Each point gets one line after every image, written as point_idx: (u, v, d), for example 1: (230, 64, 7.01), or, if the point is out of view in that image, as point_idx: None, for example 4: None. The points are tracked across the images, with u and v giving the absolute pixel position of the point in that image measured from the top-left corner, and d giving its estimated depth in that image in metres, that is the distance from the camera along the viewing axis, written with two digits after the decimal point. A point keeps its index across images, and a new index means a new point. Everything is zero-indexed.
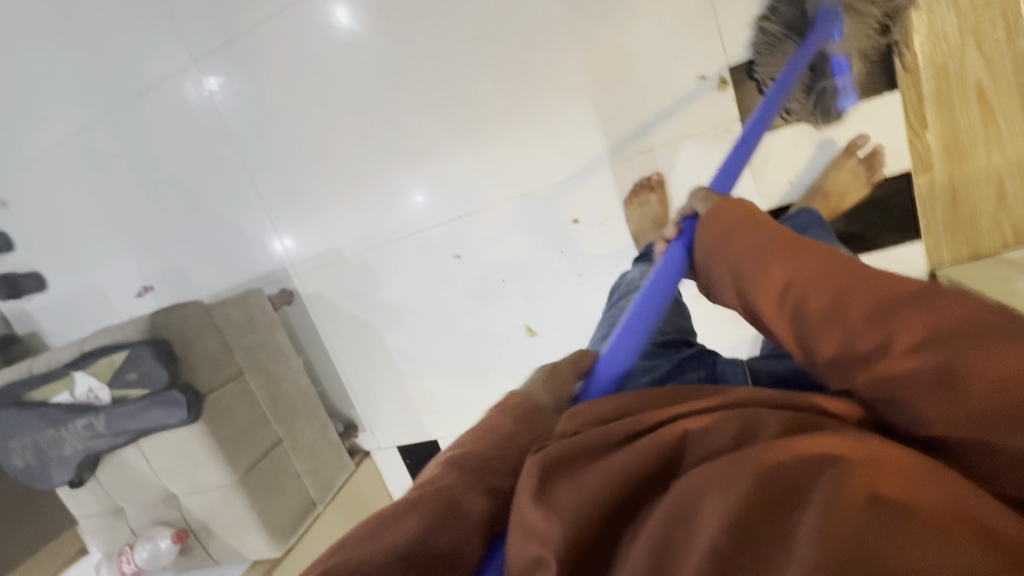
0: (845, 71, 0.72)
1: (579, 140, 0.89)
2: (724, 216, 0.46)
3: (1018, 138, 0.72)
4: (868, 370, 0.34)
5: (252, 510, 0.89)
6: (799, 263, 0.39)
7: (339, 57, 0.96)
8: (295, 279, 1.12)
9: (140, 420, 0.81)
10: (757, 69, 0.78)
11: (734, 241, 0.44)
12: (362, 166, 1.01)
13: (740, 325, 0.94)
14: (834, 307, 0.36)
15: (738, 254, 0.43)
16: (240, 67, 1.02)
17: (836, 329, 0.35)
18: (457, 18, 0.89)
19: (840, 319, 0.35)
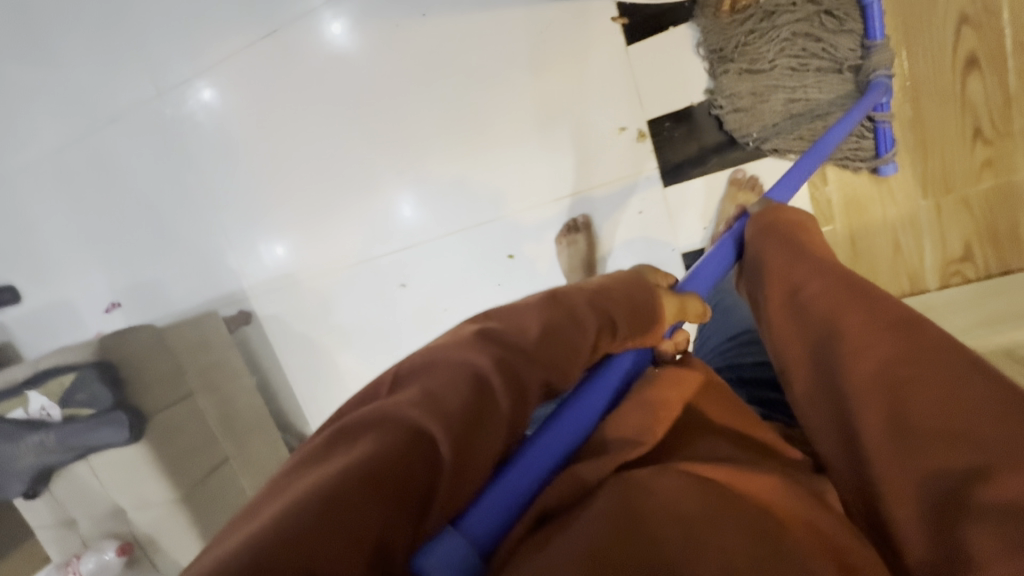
0: (890, 145, 0.74)
1: (517, 180, 0.94)
2: (777, 214, 0.53)
3: (909, 196, 0.78)
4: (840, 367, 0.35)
5: (194, 526, 0.93)
6: (806, 269, 0.43)
7: (313, 83, 1.00)
8: (253, 301, 1.17)
9: (87, 438, 0.86)
10: (739, 135, 0.81)
11: (767, 250, 0.48)
12: (316, 198, 1.07)
13: None
14: (824, 298, 0.39)
15: (763, 262, 0.48)
16: (225, 85, 1.06)
17: (824, 313, 0.38)
18: (422, 54, 0.93)
19: (831, 307, 0.38)
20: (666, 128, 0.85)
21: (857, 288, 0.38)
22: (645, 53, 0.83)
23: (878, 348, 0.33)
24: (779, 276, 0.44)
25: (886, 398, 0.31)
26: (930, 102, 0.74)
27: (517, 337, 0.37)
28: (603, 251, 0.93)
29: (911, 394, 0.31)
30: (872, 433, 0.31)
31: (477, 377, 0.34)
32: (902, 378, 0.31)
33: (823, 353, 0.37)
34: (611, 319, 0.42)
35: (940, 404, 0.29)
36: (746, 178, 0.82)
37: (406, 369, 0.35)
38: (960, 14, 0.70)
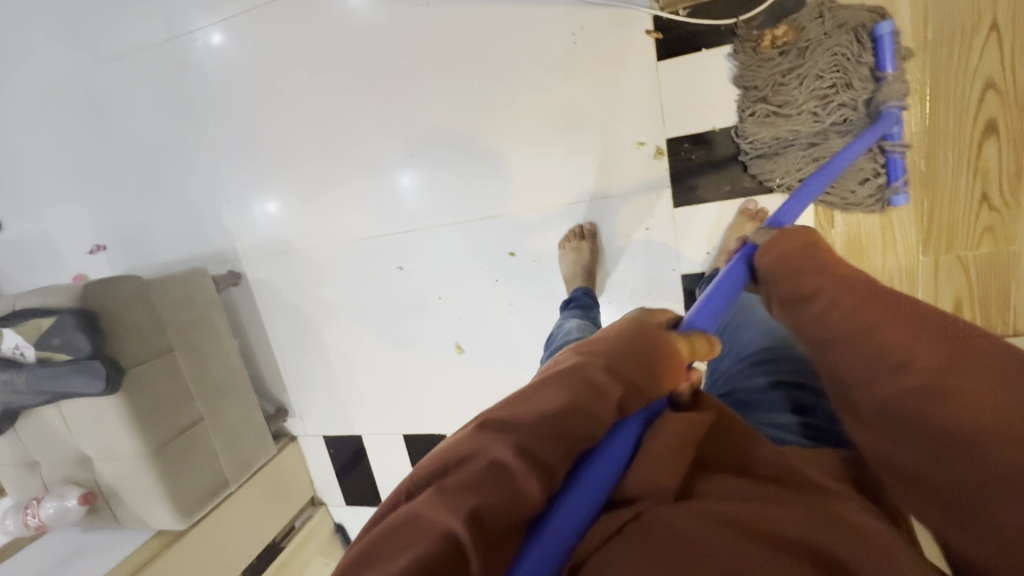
0: (900, 174, 0.74)
1: (527, 179, 0.94)
2: (789, 240, 0.57)
3: (909, 250, 0.79)
4: (893, 363, 0.37)
5: (161, 484, 0.91)
6: (848, 291, 0.45)
7: (335, 44, 0.97)
8: (244, 263, 1.15)
9: (60, 384, 0.84)
10: (763, 176, 0.81)
11: (803, 276, 0.51)
12: (322, 169, 1.05)
13: None
14: (869, 305, 0.42)
15: (802, 285, 0.50)
16: (241, 36, 1.02)
17: (871, 317, 0.41)
18: (451, 34, 0.91)
19: (877, 314, 0.41)
20: (684, 149, 0.85)
21: (900, 301, 0.42)
22: (674, 71, 0.82)
23: (926, 352, 0.36)
24: (821, 284, 0.48)
25: (931, 393, 0.34)
26: (944, 160, 0.74)
27: (525, 421, 0.36)
28: (605, 261, 0.93)
29: (962, 387, 0.33)
30: (918, 425, 0.34)
31: (493, 470, 0.34)
32: (953, 374, 0.34)
33: (871, 351, 0.39)
34: (629, 384, 0.40)
35: (986, 397, 0.32)
36: (755, 211, 0.83)
37: (431, 466, 0.36)
38: (987, 79, 0.70)
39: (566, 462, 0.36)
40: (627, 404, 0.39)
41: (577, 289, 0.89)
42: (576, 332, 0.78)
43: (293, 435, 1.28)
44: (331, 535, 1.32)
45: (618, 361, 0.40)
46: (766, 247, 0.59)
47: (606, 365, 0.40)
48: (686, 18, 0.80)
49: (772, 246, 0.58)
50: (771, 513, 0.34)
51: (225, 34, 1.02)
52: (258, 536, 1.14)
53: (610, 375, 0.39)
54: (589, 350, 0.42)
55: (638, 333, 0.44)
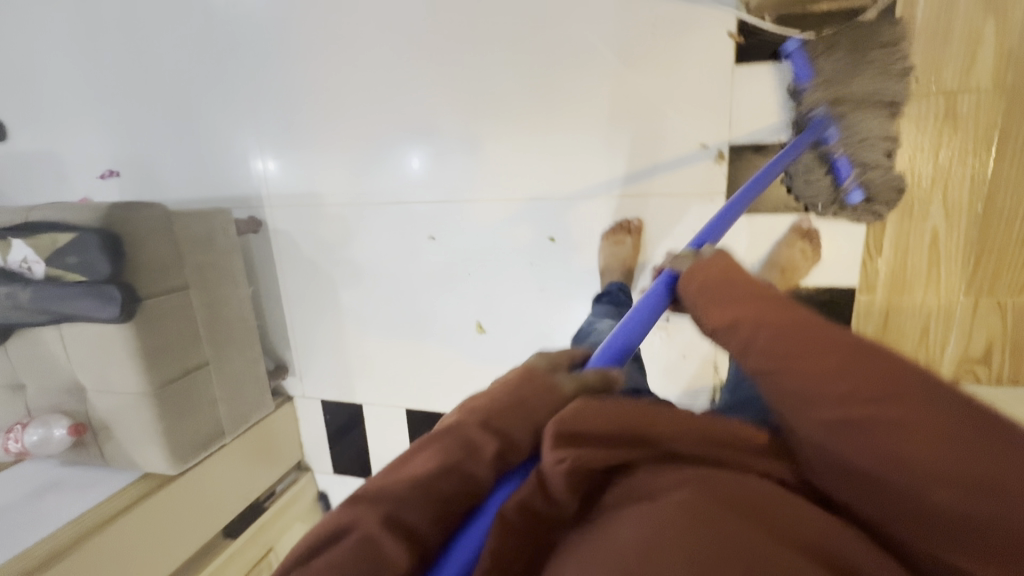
0: (846, 172, 0.78)
1: (579, 165, 0.92)
2: (705, 271, 0.56)
3: (951, 289, 0.80)
4: (827, 405, 0.40)
5: (159, 424, 0.87)
6: (781, 317, 0.46)
7: None
8: (266, 210, 1.11)
9: (69, 304, 0.80)
10: (806, 200, 0.82)
11: (729, 303, 0.51)
12: (365, 125, 1.01)
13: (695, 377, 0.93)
14: (785, 336, 0.44)
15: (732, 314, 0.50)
16: None
17: (792, 352, 0.43)
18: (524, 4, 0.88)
19: (796, 345, 0.43)
20: (745, 158, 0.84)
21: (809, 328, 0.44)
22: (749, 77, 0.81)
23: (859, 379, 0.39)
24: (737, 313, 0.49)
25: (875, 432, 0.38)
26: (1001, 205, 0.75)
27: (399, 490, 0.40)
28: (645, 259, 0.93)
29: (906, 422, 0.37)
30: (880, 463, 0.37)
31: (367, 542, 0.37)
32: (871, 410, 0.38)
33: (800, 393, 0.42)
34: (503, 439, 0.43)
35: (920, 425, 0.36)
36: (806, 229, 0.84)
37: (312, 541, 0.39)
38: None
39: (435, 524, 0.40)
40: (503, 458, 0.42)
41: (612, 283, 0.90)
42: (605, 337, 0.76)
43: (290, 394, 1.23)
44: (314, 502, 1.28)
45: (493, 420, 0.43)
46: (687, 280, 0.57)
47: (479, 426, 0.43)
48: (770, 25, 0.79)
49: (693, 275, 0.56)
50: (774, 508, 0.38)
51: None
52: (242, 493, 1.10)
53: (483, 437, 0.42)
54: (470, 407, 0.45)
55: (521, 384, 0.47)
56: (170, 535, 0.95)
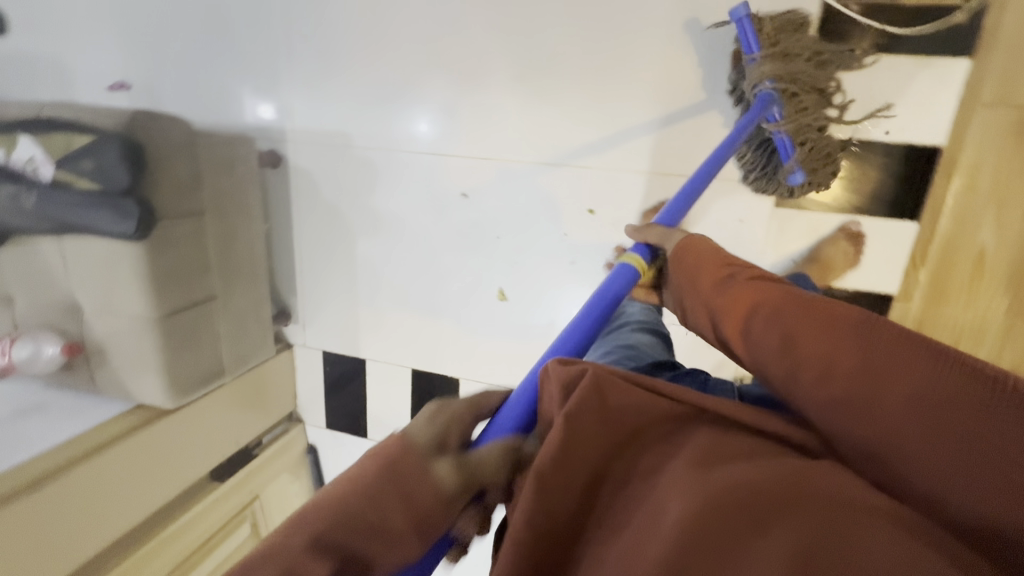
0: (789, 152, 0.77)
1: (631, 137, 0.89)
2: (698, 252, 0.59)
3: (989, 308, 0.80)
4: (823, 394, 0.41)
5: (161, 355, 0.83)
6: (768, 301, 0.48)
7: None
8: (289, 145, 1.05)
9: (77, 215, 0.73)
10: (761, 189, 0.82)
11: (719, 286, 0.53)
12: (408, 68, 0.96)
13: (719, 367, 0.92)
14: (779, 324, 0.45)
15: (721, 298, 0.52)
16: None
17: (791, 334, 0.44)
18: None
19: (792, 326, 0.45)
20: None
21: (801, 309, 0.45)
22: None
23: (846, 354, 0.41)
24: (727, 294, 0.52)
25: (880, 414, 0.39)
26: None
27: None
28: None
29: (891, 401, 0.39)
30: (871, 444, 0.39)
31: None
32: (872, 397, 0.39)
33: (796, 381, 0.43)
34: (347, 557, 0.37)
35: (925, 402, 0.37)
36: (856, 230, 0.82)
37: None
38: None
39: None
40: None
41: None
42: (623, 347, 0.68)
43: (290, 342, 1.18)
44: (302, 455, 1.24)
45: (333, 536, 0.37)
46: (675, 260, 0.61)
47: (315, 541, 0.36)
48: (858, 15, 0.74)
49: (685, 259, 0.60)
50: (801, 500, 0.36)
51: None
52: (232, 438, 1.06)
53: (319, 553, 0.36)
54: (326, 503, 0.38)
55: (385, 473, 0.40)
56: (157, 472, 0.91)
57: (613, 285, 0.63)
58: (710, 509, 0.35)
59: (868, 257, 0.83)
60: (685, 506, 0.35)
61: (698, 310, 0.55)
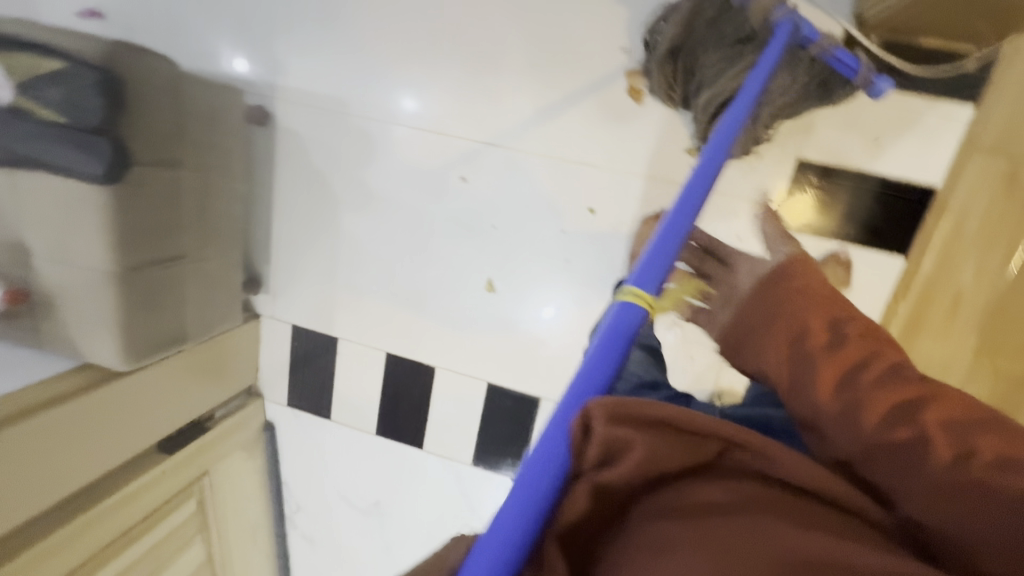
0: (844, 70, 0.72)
1: (642, 141, 0.88)
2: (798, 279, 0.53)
3: (958, 348, 0.82)
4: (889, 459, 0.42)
5: (120, 313, 0.77)
6: (870, 364, 0.46)
7: None
8: (280, 104, 0.98)
9: (38, 148, 0.66)
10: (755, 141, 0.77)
11: (819, 329, 0.49)
12: (418, 39, 0.91)
13: (701, 380, 0.92)
14: (872, 390, 0.45)
15: (825, 352, 0.48)
16: None
17: (893, 408, 0.43)
18: None
19: (892, 399, 0.44)
20: (808, 177, 0.82)
21: (892, 380, 0.45)
22: (835, 95, 0.79)
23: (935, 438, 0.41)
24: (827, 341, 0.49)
25: (982, 486, 0.37)
26: None
27: None
28: None
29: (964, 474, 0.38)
30: (951, 508, 0.38)
31: None
32: (941, 470, 0.39)
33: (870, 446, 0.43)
34: None
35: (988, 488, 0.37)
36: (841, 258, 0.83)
37: None
38: None
39: None
40: None
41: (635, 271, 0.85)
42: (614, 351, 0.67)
43: (258, 313, 1.11)
44: (257, 432, 1.17)
45: None
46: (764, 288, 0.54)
47: None
48: (876, 48, 0.77)
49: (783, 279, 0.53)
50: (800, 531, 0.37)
51: None
52: (186, 408, 0.99)
53: None
54: None
55: None
56: (105, 438, 0.84)
57: (622, 320, 0.47)
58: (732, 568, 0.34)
59: (855, 286, 0.85)
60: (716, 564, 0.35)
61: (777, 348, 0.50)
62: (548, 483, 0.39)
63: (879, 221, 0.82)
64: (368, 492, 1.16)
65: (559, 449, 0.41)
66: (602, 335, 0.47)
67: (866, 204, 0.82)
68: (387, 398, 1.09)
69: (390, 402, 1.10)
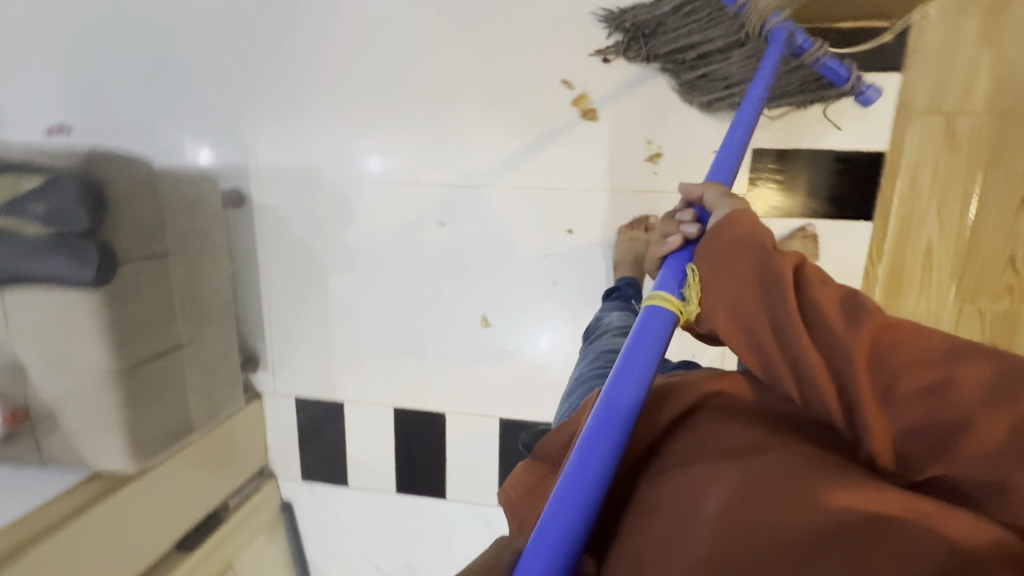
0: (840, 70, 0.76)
1: (601, 159, 0.93)
2: (737, 233, 0.50)
3: (942, 294, 0.87)
4: (906, 406, 0.37)
5: (125, 413, 0.77)
6: (869, 319, 0.41)
7: None
8: (253, 185, 1.01)
9: (24, 264, 0.68)
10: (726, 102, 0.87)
11: (788, 282, 0.44)
12: (377, 102, 0.96)
13: None
14: (870, 339, 0.40)
15: (766, 285, 0.45)
16: None
17: (904, 354, 0.39)
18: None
19: (903, 346, 0.39)
20: (762, 162, 0.87)
21: (906, 333, 0.40)
22: None
23: (960, 377, 0.36)
24: (814, 295, 0.43)
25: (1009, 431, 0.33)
26: (987, 220, 0.84)
27: None
28: None
29: (983, 422, 0.34)
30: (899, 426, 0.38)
31: None
32: (950, 420, 0.35)
33: (878, 398, 0.39)
34: None
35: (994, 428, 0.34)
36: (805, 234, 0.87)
37: None
38: None
39: None
40: None
41: (623, 279, 0.90)
42: (618, 326, 0.82)
43: (260, 391, 1.09)
44: (275, 514, 1.14)
45: None
46: (705, 239, 0.52)
47: None
48: None
49: (727, 233, 0.51)
50: (822, 477, 0.37)
51: None
52: (201, 501, 0.97)
53: None
54: None
55: None
56: (124, 548, 0.82)
57: (642, 346, 0.51)
58: (717, 531, 0.37)
59: (824, 257, 0.88)
60: (707, 529, 0.37)
61: (718, 296, 0.48)
62: (581, 492, 0.44)
63: (843, 192, 0.86)
64: (398, 555, 1.13)
65: (589, 473, 0.44)
66: (600, 412, 0.48)
67: (825, 178, 0.86)
68: (401, 453, 1.08)
69: (407, 455, 1.08)
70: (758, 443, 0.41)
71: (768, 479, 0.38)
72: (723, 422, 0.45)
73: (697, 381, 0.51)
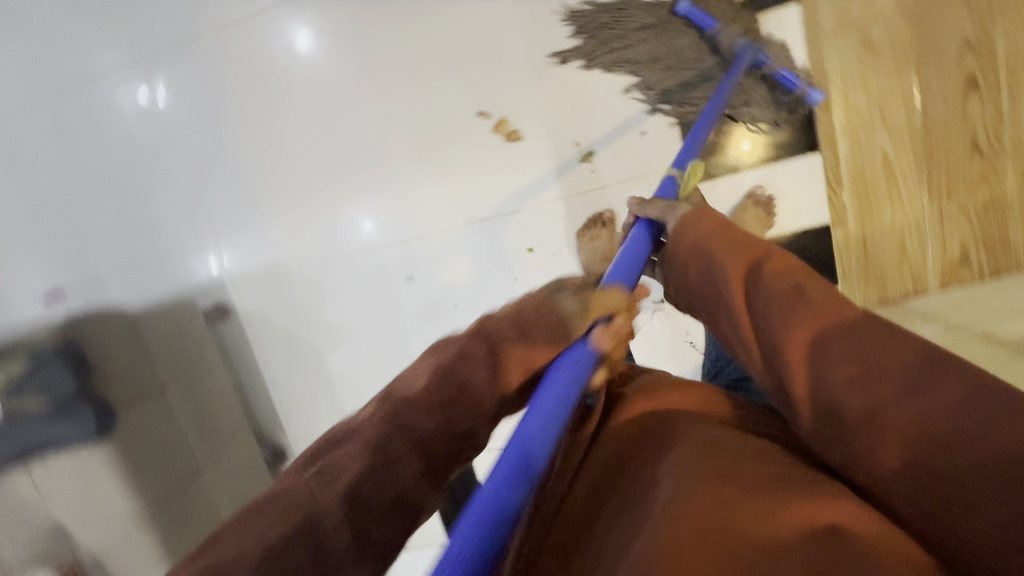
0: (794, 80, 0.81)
1: (538, 173, 0.94)
2: (702, 227, 0.53)
3: (916, 202, 0.83)
4: (840, 383, 0.37)
5: None
6: (808, 306, 0.41)
7: (325, 62, 0.95)
8: (233, 296, 1.05)
9: None
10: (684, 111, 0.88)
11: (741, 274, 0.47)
12: (320, 186, 1.00)
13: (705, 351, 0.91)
14: (812, 323, 0.41)
15: (723, 276, 0.48)
16: (218, 58, 0.97)
17: (839, 336, 0.39)
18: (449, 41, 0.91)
19: (837, 331, 0.39)
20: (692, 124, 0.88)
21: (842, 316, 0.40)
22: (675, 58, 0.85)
23: (883, 370, 0.36)
24: (768, 273, 0.45)
25: (918, 432, 0.34)
26: (936, 115, 0.81)
27: None
28: None
29: (895, 418, 0.35)
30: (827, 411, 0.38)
31: None
32: (870, 411, 0.36)
33: (814, 377, 0.39)
34: None
35: (910, 426, 0.34)
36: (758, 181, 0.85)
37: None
38: (963, 38, 0.78)
39: None
40: None
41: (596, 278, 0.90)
42: None
43: None
44: None
45: None
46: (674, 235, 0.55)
47: None
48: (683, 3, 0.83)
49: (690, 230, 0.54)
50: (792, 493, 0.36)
51: (156, 90, 0.99)
52: None
53: None
54: None
55: None
56: None
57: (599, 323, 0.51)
58: (674, 531, 0.34)
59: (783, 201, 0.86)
60: (657, 529, 0.34)
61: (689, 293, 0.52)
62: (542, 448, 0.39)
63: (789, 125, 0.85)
64: None
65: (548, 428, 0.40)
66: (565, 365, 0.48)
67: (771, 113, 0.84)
68: None
69: None
70: (726, 452, 0.40)
71: (742, 491, 0.36)
72: (699, 428, 0.44)
73: (658, 397, 0.51)
